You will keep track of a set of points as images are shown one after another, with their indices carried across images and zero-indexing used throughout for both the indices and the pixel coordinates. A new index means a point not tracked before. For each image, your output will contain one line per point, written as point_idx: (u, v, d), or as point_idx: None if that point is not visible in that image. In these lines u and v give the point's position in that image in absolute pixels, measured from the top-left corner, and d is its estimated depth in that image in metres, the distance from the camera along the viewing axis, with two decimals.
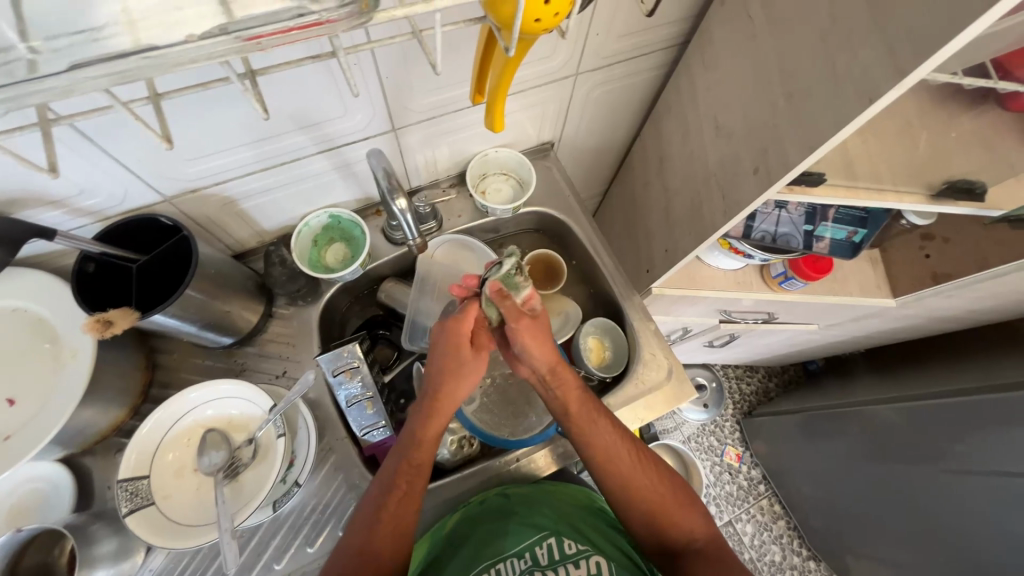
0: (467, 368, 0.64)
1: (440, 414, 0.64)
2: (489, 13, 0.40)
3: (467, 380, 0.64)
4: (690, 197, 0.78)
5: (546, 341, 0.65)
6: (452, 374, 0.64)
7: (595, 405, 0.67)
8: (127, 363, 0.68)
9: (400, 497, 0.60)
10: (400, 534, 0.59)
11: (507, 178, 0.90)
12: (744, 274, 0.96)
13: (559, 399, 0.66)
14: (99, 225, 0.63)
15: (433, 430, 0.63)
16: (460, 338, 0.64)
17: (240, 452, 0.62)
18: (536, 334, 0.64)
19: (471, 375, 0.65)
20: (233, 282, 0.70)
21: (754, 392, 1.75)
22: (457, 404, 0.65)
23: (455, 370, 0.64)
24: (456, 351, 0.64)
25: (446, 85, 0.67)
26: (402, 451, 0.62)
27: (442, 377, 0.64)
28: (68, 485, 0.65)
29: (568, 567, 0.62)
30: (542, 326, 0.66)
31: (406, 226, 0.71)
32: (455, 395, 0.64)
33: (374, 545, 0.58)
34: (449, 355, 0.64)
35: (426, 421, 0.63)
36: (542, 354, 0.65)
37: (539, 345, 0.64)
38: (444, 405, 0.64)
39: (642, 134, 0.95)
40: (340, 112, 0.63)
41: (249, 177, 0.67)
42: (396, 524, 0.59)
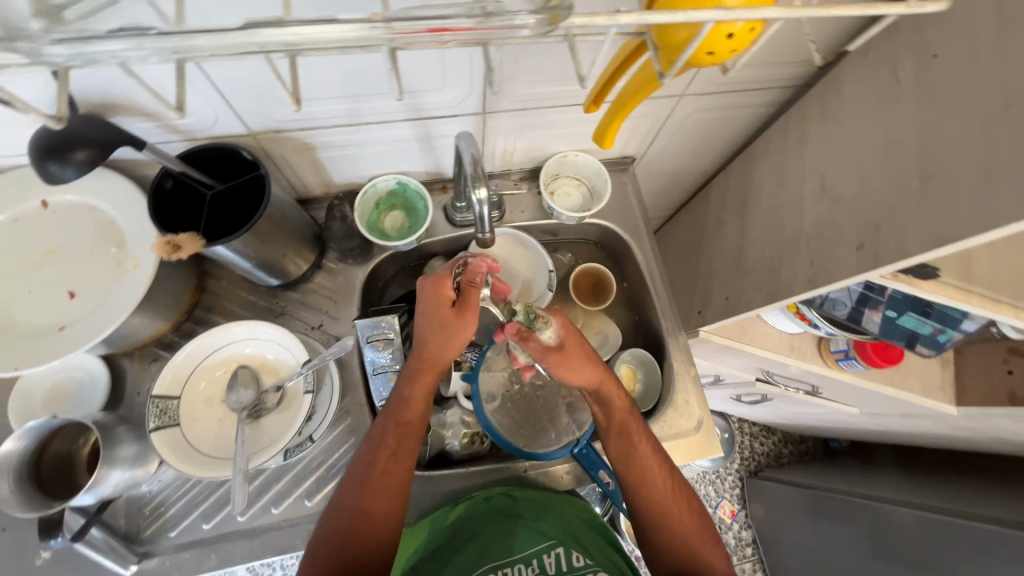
0: (461, 320, 0.59)
1: (425, 373, 0.61)
2: (651, 31, 0.38)
3: (451, 339, 0.60)
4: (768, 250, 0.73)
5: (586, 365, 0.62)
6: (436, 334, 0.59)
7: (637, 426, 0.65)
8: (179, 282, 0.70)
9: (390, 454, 0.60)
10: (392, 492, 0.60)
11: (578, 185, 0.87)
12: (800, 341, 0.91)
13: (610, 415, 0.65)
14: (184, 144, 0.64)
15: (419, 391, 0.61)
16: (443, 293, 0.59)
17: (266, 396, 0.63)
18: (568, 354, 0.62)
19: (455, 334, 0.60)
20: (293, 228, 0.70)
21: (764, 454, 1.68)
22: (444, 363, 0.62)
23: (436, 329, 0.59)
24: (434, 310, 0.59)
25: (549, 79, 0.64)
26: (390, 409, 0.62)
27: (433, 337, 0.60)
28: (105, 382, 0.69)
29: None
30: (578, 352, 0.62)
31: (481, 218, 0.64)
32: (439, 354, 0.61)
33: (369, 504, 0.58)
34: (439, 303, 0.59)
35: (411, 381, 0.61)
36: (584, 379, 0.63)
37: (569, 370, 0.62)
38: (434, 364, 0.61)
39: (727, 169, 0.90)
40: (437, 85, 0.62)
41: (332, 129, 0.67)
42: (384, 481, 0.59)
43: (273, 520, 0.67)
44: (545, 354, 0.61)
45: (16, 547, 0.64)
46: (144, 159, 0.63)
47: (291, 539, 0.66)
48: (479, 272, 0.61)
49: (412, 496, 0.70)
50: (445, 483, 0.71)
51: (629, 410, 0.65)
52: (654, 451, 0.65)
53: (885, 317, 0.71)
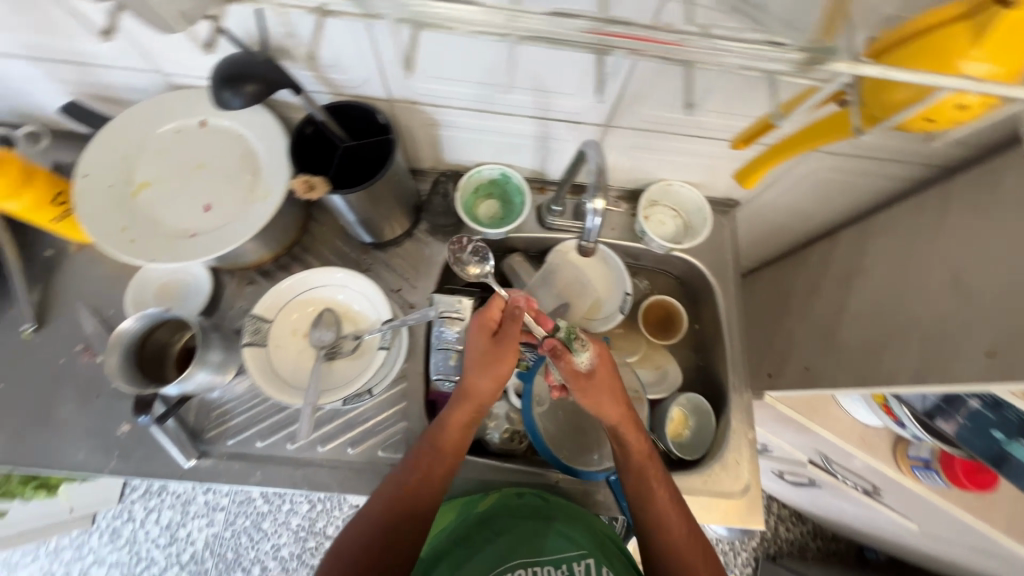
0: (503, 352, 0.62)
1: (466, 401, 0.63)
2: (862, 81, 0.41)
3: (491, 373, 0.62)
4: (871, 331, 0.68)
5: (611, 395, 0.63)
6: (475, 364, 0.62)
7: (655, 469, 0.63)
8: (291, 218, 0.76)
9: (423, 475, 0.62)
10: (419, 515, 0.60)
11: (675, 216, 0.86)
12: (873, 435, 0.84)
13: (628, 455, 0.64)
14: (329, 97, 0.70)
15: (457, 418, 0.63)
16: (489, 323, 0.63)
17: (343, 342, 0.67)
18: (597, 382, 0.62)
19: (487, 363, 0.62)
20: (401, 194, 0.75)
21: (788, 541, 1.56)
22: (481, 394, 0.63)
23: (476, 358, 0.62)
24: (477, 339, 0.63)
25: (682, 106, 0.64)
26: (431, 433, 0.64)
27: (473, 367, 0.63)
28: (206, 289, 0.77)
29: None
30: (606, 383, 0.63)
31: (591, 229, 0.69)
32: (477, 383, 0.63)
33: (398, 523, 0.59)
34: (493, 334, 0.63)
35: (452, 408, 0.64)
36: (610, 411, 0.62)
37: (596, 400, 0.62)
38: (473, 394, 0.63)
39: (836, 236, 0.86)
40: (573, 91, 0.64)
41: (462, 112, 0.70)
42: (415, 502, 0.60)
43: (316, 457, 0.71)
44: (575, 378, 0.62)
45: (104, 413, 0.72)
46: (294, 103, 0.69)
47: (328, 479, 0.70)
48: (521, 305, 0.63)
49: None
50: (478, 470, 0.73)
51: (649, 452, 0.64)
52: (672, 499, 0.63)
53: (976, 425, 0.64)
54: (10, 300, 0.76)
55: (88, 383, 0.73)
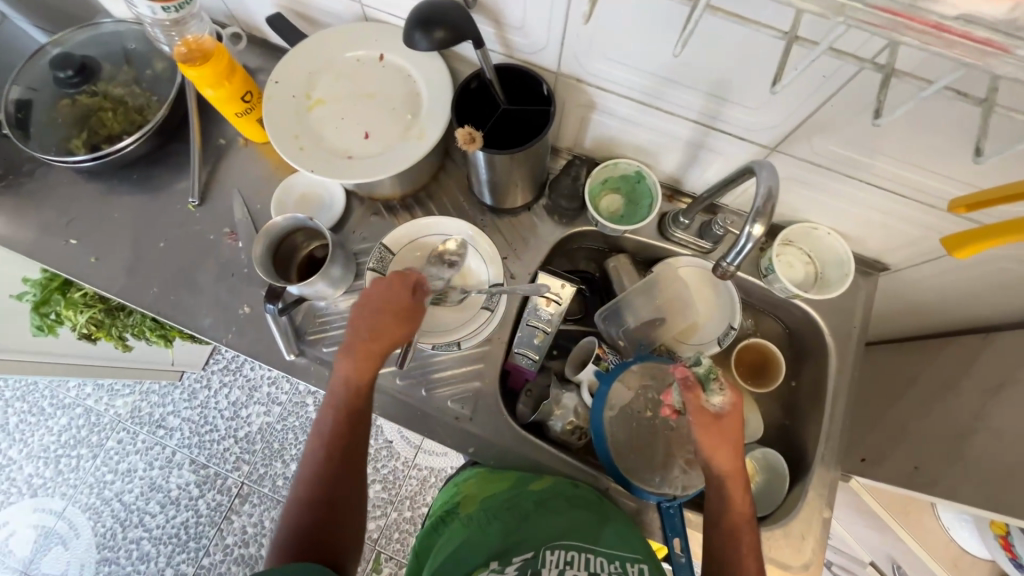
0: (407, 307, 0.65)
1: (365, 359, 0.64)
2: None
3: (386, 329, 0.64)
4: (1017, 455, 0.59)
5: (731, 446, 0.60)
6: (372, 327, 0.64)
7: (750, 536, 0.61)
8: (428, 164, 0.80)
9: (342, 438, 0.63)
10: (341, 477, 0.62)
11: (807, 262, 0.79)
12: (969, 565, 0.74)
13: (725, 512, 0.61)
14: (500, 57, 0.71)
15: (360, 374, 0.64)
16: (389, 289, 0.65)
17: (450, 292, 0.73)
18: (720, 428, 0.60)
19: (388, 323, 0.64)
20: (538, 166, 0.75)
21: None
22: (383, 353, 0.65)
23: (376, 318, 0.64)
24: (373, 301, 0.65)
25: (871, 147, 0.58)
26: (335, 397, 0.65)
27: (370, 328, 0.64)
28: (338, 209, 0.83)
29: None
30: (730, 430, 0.61)
31: (734, 251, 0.58)
32: (379, 344, 0.64)
33: (330, 494, 0.61)
34: (382, 300, 0.65)
35: (351, 367, 0.64)
36: (725, 460, 0.60)
37: (714, 445, 0.60)
38: (376, 352, 0.64)
39: (994, 336, 0.75)
40: (755, 105, 0.60)
41: (626, 101, 0.69)
42: (331, 466, 0.62)
43: (392, 388, 0.76)
44: (700, 412, 0.61)
45: (232, 291, 0.82)
46: (467, 55, 0.71)
47: (398, 411, 0.76)
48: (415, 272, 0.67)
49: (502, 443, 0.74)
50: (534, 450, 0.74)
51: (747, 517, 0.61)
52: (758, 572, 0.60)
53: None
54: (183, 174, 0.87)
55: (226, 261, 0.83)
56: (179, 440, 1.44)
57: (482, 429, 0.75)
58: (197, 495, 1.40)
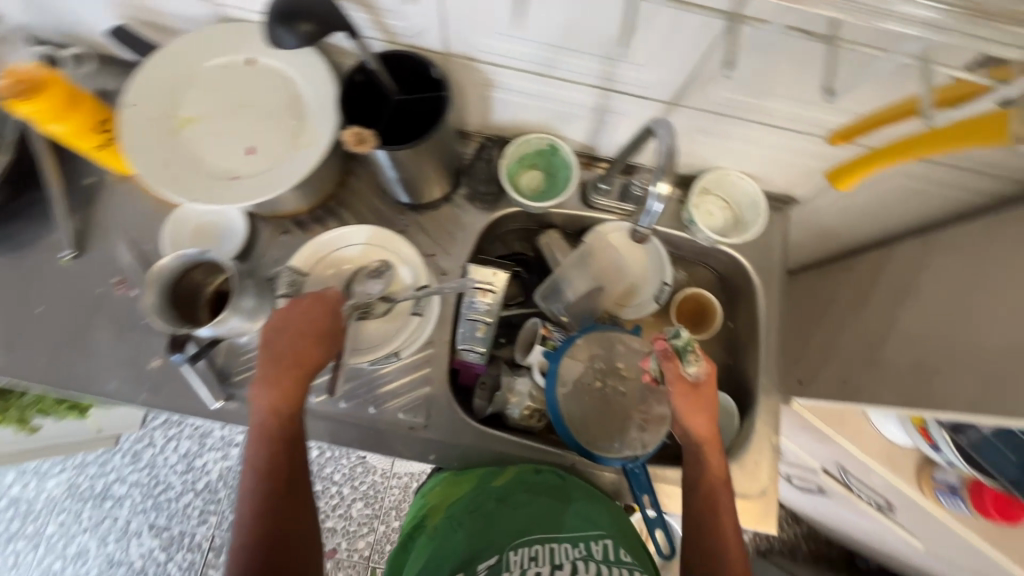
0: (328, 323, 0.62)
1: (291, 382, 0.60)
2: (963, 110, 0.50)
3: (309, 347, 0.60)
4: (922, 354, 0.65)
5: (706, 410, 0.65)
6: (294, 348, 0.60)
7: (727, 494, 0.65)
8: (329, 169, 0.74)
9: (280, 469, 0.59)
10: (287, 509, 0.57)
11: (724, 207, 0.82)
12: (899, 455, 0.82)
13: (701, 473, 0.65)
14: (382, 45, 0.66)
15: (288, 399, 0.60)
16: (305, 306, 0.61)
17: (376, 304, 0.69)
18: (698, 396, 0.65)
19: (311, 342, 0.61)
20: (446, 155, 0.72)
21: (780, 541, 1.53)
22: (309, 372, 0.61)
23: (298, 338, 0.60)
24: (290, 321, 0.61)
25: (760, 89, 0.60)
26: (263, 428, 0.59)
27: (292, 349, 0.60)
28: (241, 233, 0.77)
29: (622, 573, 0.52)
30: (705, 397, 0.65)
31: (649, 213, 0.66)
32: (305, 364, 0.60)
33: (279, 528, 0.56)
34: (297, 322, 0.61)
35: (274, 394, 0.59)
36: (701, 424, 0.65)
37: (693, 412, 0.64)
38: (301, 372, 0.60)
39: (894, 247, 0.81)
40: (646, 62, 0.59)
41: (522, 74, 0.66)
42: (273, 500, 0.57)
43: (338, 412, 0.73)
44: (678, 381, 0.64)
45: (137, 345, 0.73)
46: (344, 47, 0.65)
47: (350, 434, 0.72)
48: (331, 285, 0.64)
49: (463, 443, 0.73)
50: (496, 442, 0.73)
51: (722, 478, 0.65)
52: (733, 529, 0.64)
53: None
54: (49, 226, 0.76)
55: (122, 314, 0.74)
56: (132, 507, 1.32)
57: (439, 434, 0.73)
58: (164, 559, 1.30)
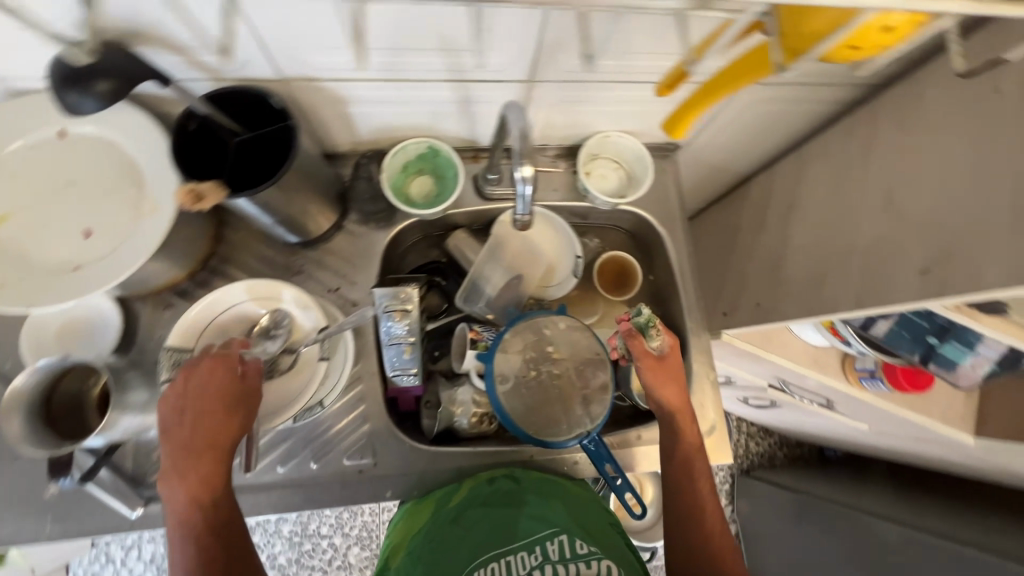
0: (236, 388, 0.55)
1: (205, 464, 0.53)
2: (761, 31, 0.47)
3: (219, 421, 0.53)
4: (814, 263, 0.69)
5: (674, 381, 0.70)
6: (201, 424, 0.53)
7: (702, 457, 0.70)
8: (196, 229, 0.68)
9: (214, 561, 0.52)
10: None
11: (616, 167, 0.83)
12: (824, 355, 0.88)
13: (677, 439, 0.70)
14: (210, 84, 0.60)
15: (206, 484, 0.53)
16: (207, 375, 0.54)
17: (280, 359, 0.61)
18: (663, 369, 0.70)
19: (221, 414, 0.53)
20: (318, 184, 0.67)
21: (757, 455, 1.63)
22: (225, 448, 0.54)
23: (204, 414, 0.53)
24: (193, 398, 0.53)
25: (605, 51, 0.60)
26: (185, 523, 0.52)
27: (198, 427, 0.53)
28: (115, 322, 0.68)
29: (579, 568, 0.52)
30: (672, 369, 0.71)
31: (520, 200, 0.62)
32: (217, 440, 0.53)
33: None
34: (200, 398, 0.53)
35: (188, 482, 0.52)
36: (671, 394, 0.69)
37: (662, 384, 0.69)
38: (215, 450, 0.53)
39: (775, 168, 0.85)
40: (487, 47, 0.57)
41: (371, 84, 0.63)
42: None
43: (278, 478, 0.68)
44: (646, 356, 0.70)
45: (28, 476, 0.65)
46: (168, 96, 0.59)
47: (296, 497, 0.68)
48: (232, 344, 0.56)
49: (416, 470, 0.70)
50: (449, 459, 0.71)
51: (695, 441, 0.70)
52: (707, 484, 0.70)
53: (924, 342, 0.69)
54: None
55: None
56: None
57: (390, 468, 0.70)
58: None
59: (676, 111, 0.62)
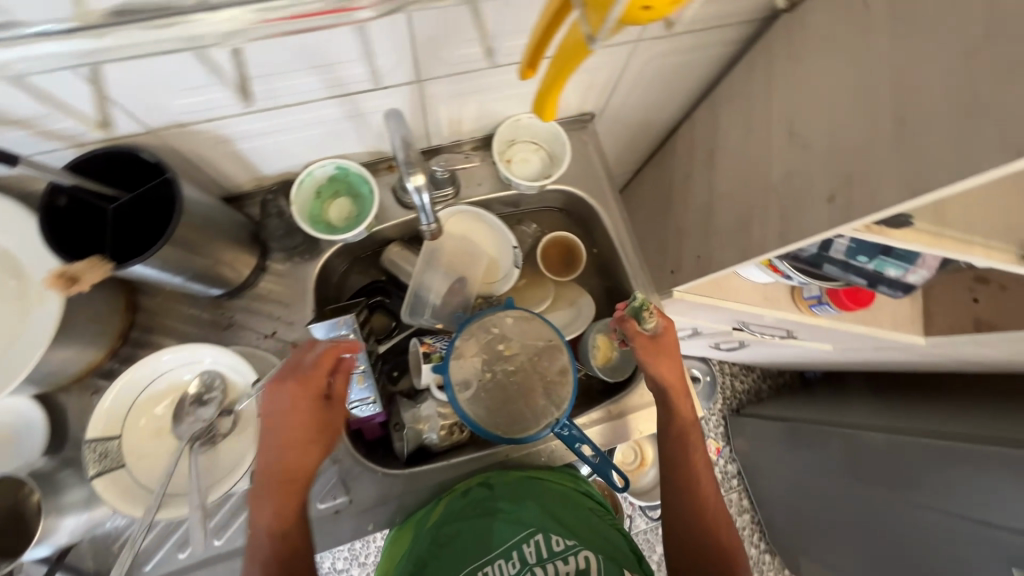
0: (325, 416, 0.59)
1: (289, 486, 0.57)
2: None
3: (310, 445, 0.58)
4: (739, 206, 0.69)
5: (670, 359, 0.70)
6: (293, 446, 0.57)
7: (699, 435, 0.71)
8: (103, 305, 0.64)
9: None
10: None
11: (536, 150, 0.81)
12: (773, 290, 0.89)
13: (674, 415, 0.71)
14: (73, 151, 0.55)
15: (284, 507, 0.56)
16: (299, 400, 0.56)
17: (219, 422, 0.58)
18: (665, 348, 0.70)
19: (310, 438, 0.58)
20: (222, 232, 0.63)
21: (745, 392, 1.66)
22: (307, 472, 0.58)
23: (298, 438, 0.57)
24: (287, 420, 0.56)
25: (484, 36, 0.57)
26: (264, 546, 0.55)
27: (288, 450, 0.57)
28: (39, 422, 0.63)
29: (556, 565, 0.58)
30: (669, 348, 0.70)
31: (421, 206, 0.65)
32: (302, 461, 0.58)
33: None
34: (290, 424, 0.56)
35: (275, 501, 0.56)
36: (667, 372, 0.69)
37: (662, 363, 0.69)
38: (295, 476, 0.57)
39: (692, 117, 0.85)
40: (357, 55, 0.54)
41: (248, 117, 0.59)
42: None
43: (252, 539, 0.65)
44: (639, 339, 0.69)
45: None
46: (29, 173, 0.55)
47: None
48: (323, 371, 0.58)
49: (395, 495, 0.69)
50: (426, 477, 0.71)
51: (689, 416, 0.71)
52: (702, 456, 0.71)
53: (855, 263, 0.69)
54: None
55: None
56: None
57: (367, 501, 0.69)
58: None
59: (540, 92, 0.48)
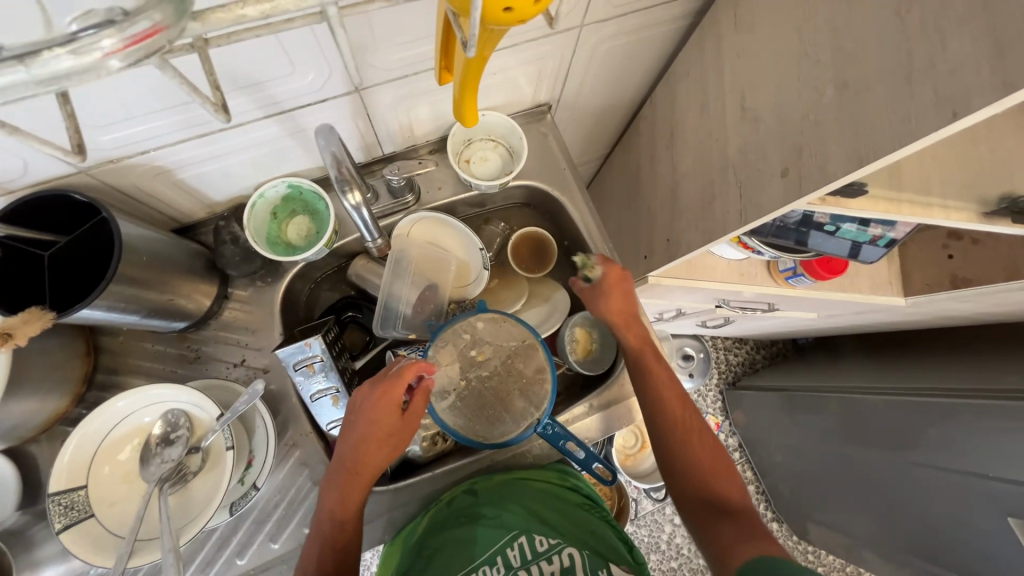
0: (405, 424, 0.62)
1: (357, 483, 0.60)
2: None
3: (385, 446, 0.61)
4: (701, 185, 0.68)
5: (612, 296, 0.71)
6: (372, 444, 0.60)
7: (667, 375, 0.69)
8: (62, 352, 0.62)
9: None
10: None
11: (494, 146, 0.78)
12: (749, 266, 0.88)
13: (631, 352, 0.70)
14: (4, 198, 0.54)
15: (349, 501, 0.59)
16: (390, 401, 0.61)
17: (187, 460, 0.58)
18: (607, 288, 0.72)
19: (391, 441, 0.61)
20: (175, 265, 0.62)
21: (739, 364, 1.66)
22: (375, 473, 0.61)
23: (378, 437, 0.60)
24: (376, 419, 0.60)
25: (418, 37, 0.55)
26: (323, 533, 0.58)
27: (367, 447, 0.60)
28: (10, 476, 0.60)
29: (540, 566, 0.59)
30: (612, 287, 0.72)
31: (362, 224, 0.64)
32: (371, 462, 0.60)
33: None
34: (375, 422, 0.60)
35: (342, 493, 0.59)
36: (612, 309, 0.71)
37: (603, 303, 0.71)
38: (363, 474, 0.60)
39: (651, 97, 0.83)
40: (286, 70, 0.52)
41: (183, 146, 0.57)
42: None
43: (241, 570, 0.65)
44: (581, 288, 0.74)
45: None
46: None
47: None
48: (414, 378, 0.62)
49: (384, 512, 0.69)
50: (414, 490, 0.70)
51: (647, 349, 0.70)
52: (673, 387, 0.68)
53: (826, 234, 0.68)
54: None
55: None
56: None
57: None
58: None
59: (453, 95, 0.45)
